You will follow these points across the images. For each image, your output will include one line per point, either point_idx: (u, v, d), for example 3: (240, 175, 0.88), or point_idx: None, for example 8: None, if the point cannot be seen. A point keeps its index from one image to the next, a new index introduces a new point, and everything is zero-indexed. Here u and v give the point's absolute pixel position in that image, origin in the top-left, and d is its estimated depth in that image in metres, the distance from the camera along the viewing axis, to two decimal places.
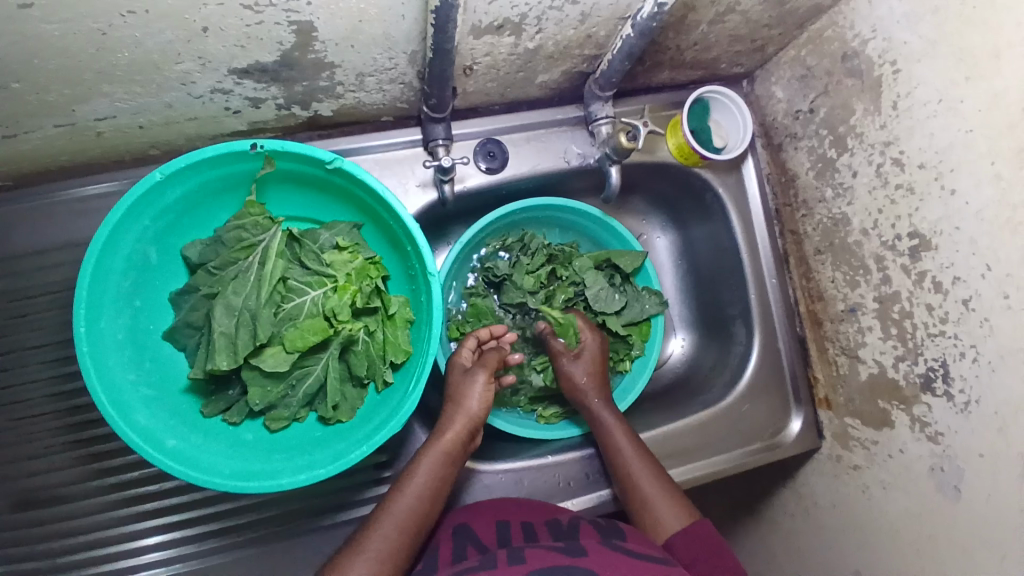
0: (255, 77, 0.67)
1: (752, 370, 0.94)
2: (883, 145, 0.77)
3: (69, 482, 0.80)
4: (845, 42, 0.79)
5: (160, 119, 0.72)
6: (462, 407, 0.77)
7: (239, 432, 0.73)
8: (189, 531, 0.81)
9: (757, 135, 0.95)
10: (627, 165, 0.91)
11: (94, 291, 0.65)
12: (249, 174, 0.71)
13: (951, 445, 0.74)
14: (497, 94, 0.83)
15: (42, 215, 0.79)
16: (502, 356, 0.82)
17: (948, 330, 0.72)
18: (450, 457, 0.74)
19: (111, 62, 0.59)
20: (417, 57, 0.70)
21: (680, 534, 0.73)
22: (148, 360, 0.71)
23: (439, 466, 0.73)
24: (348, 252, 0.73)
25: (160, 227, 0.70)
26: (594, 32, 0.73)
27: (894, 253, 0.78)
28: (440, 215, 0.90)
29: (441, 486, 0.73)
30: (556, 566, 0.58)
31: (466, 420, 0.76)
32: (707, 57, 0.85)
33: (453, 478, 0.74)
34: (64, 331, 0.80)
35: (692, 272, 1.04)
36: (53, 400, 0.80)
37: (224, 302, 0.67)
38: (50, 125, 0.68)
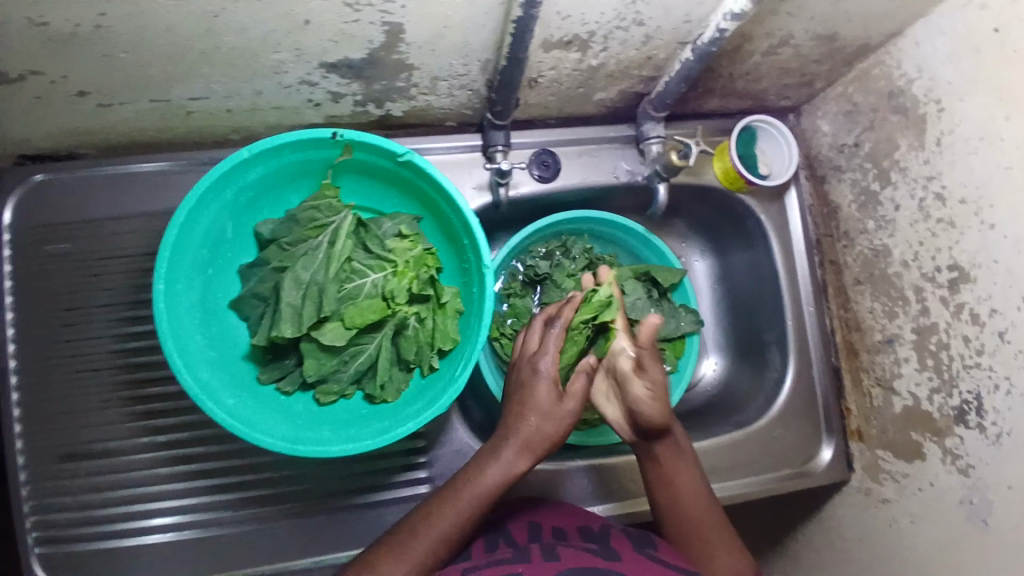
0: (341, 72, 0.73)
1: (786, 395, 0.95)
2: (926, 179, 0.79)
3: (118, 438, 0.84)
4: (891, 81, 0.82)
5: (248, 105, 0.78)
6: (533, 427, 0.69)
7: (290, 402, 0.77)
8: (229, 496, 0.84)
9: (801, 166, 0.98)
10: (674, 185, 0.95)
11: (175, 255, 0.71)
12: (325, 161, 0.77)
13: (981, 478, 0.74)
14: (555, 108, 0.88)
15: (125, 185, 0.85)
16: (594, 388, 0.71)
17: (983, 362, 0.74)
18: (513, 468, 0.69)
19: (215, 44, 0.66)
20: (488, 66, 0.76)
21: None
22: (214, 326, 0.76)
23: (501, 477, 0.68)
24: (409, 241, 0.78)
25: (239, 203, 0.76)
26: (654, 54, 0.78)
27: (933, 285, 0.79)
28: (491, 219, 0.95)
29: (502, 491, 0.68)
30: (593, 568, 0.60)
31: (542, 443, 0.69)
32: (757, 88, 0.89)
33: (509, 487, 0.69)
34: (132, 294, 0.86)
35: (729, 297, 1.06)
36: (117, 358, 0.85)
37: (293, 275, 0.73)
38: (147, 100, 0.75)
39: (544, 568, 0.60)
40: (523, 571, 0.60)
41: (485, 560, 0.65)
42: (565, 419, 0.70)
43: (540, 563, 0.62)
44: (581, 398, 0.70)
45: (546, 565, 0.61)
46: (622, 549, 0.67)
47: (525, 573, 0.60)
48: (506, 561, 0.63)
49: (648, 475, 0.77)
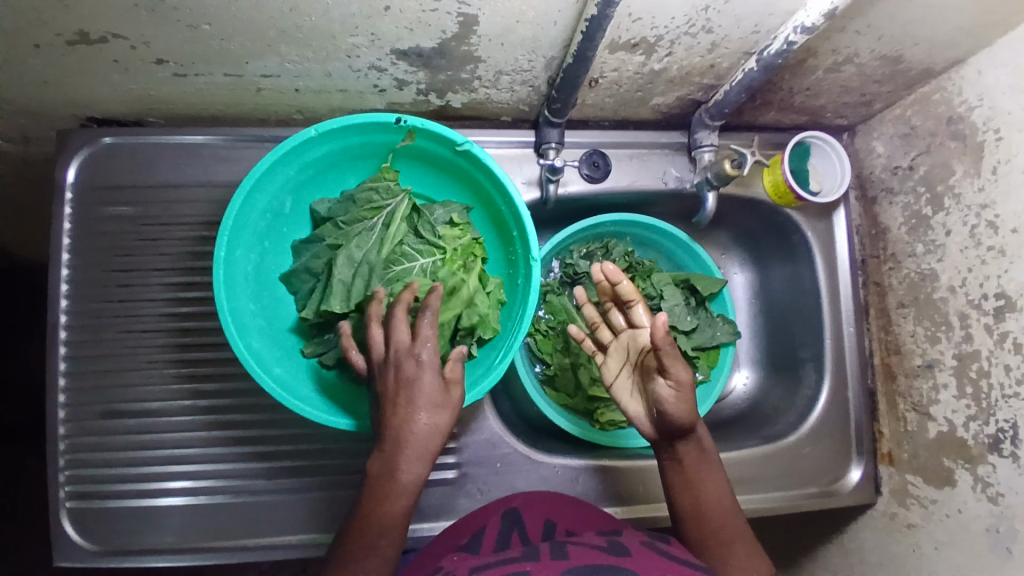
0: (410, 60, 0.75)
1: (819, 413, 0.95)
2: (980, 207, 0.79)
3: (162, 398, 0.87)
4: (952, 107, 0.82)
5: (315, 85, 0.80)
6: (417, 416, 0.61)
7: (330, 377, 0.79)
8: (263, 464, 0.86)
9: (851, 186, 0.98)
10: (722, 195, 0.95)
11: (236, 225, 0.73)
12: (386, 145, 0.79)
13: (1010, 507, 0.74)
14: (611, 110, 0.89)
15: (188, 155, 0.88)
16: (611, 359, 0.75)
17: (1023, 392, 0.73)
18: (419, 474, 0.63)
19: (296, 24, 0.68)
20: (553, 63, 0.77)
21: None
22: (266, 297, 0.78)
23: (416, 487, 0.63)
24: (459, 230, 0.80)
25: (300, 179, 0.78)
26: (717, 63, 0.78)
27: (978, 312, 0.79)
28: (538, 215, 0.96)
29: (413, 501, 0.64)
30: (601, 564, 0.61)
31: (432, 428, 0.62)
32: (814, 104, 0.90)
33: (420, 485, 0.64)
34: (187, 261, 0.88)
35: (766, 312, 1.06)
36: (166, 321, 0.87)
37: (347, 253, 0.74)
38: (221, 74, 0.77)
39: (552, 566, 0.61)
40: (532, 569, 0.61)
41: (499, 558, 0.67)
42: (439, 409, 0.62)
43: (549, 561, 0.62)
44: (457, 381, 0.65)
45: (555, 564, 0.61)
46: (634, 544, 0.68)
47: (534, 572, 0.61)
48: (516, 560, 0.64)
49: (673, 479, 0.77)
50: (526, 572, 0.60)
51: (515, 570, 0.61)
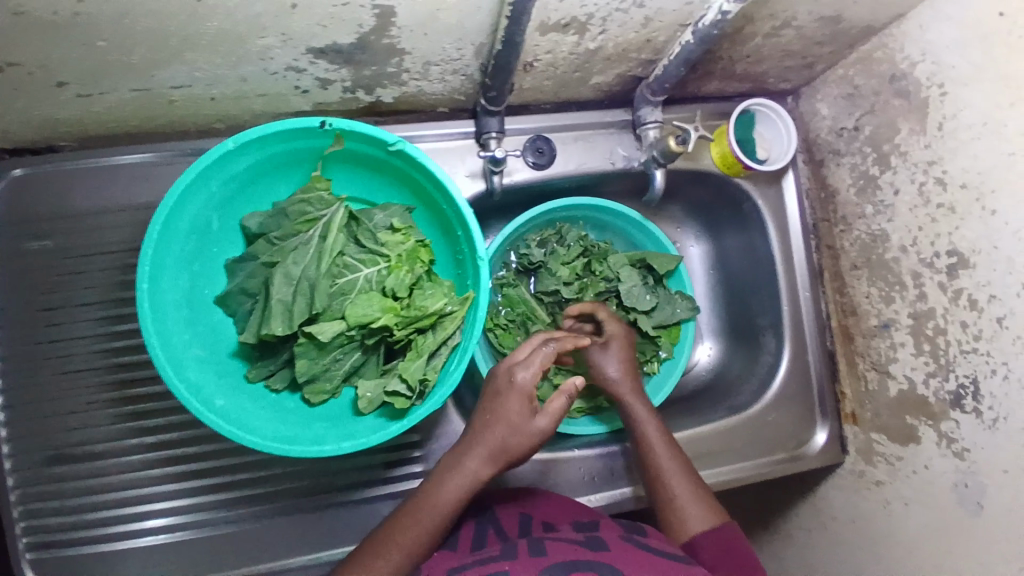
0: (329, 58, 0.70)
1: (781, 381, 0.95)
2: (927, 164, 0.79)
3: (108, 438, 0.82)
4: (893, 64, 0.81)
5: (232, 92, 0.75)
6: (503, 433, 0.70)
7: (281, 400, 0.76)
8: (222, 495, 0.83)
9: (799, 150, 0.97)
10: (671, 170, 0.93)
11: (159, 253, 0.68)
12: (315, 150, 0.74)
13: (975, 461, 0.75)
14: (551, 93, 0.86)
15: (103, 177, 0.82)
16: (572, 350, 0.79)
17: (981, 347, 0.74)
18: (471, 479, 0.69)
19: (199, 30, 0.62)
20: (483, 49, 0.73)
21: (704, 535, 0.72)
22: (201, 323, 0.74)
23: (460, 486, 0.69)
24: (401, 234, 0.76)
25: (224, 195, 0.73)
26: (654, 37, 0.76)
27: (932, 270, 0.79)
28: (486, 206, 0.93)
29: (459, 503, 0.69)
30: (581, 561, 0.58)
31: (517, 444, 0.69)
32: (757, 70, 0.87)
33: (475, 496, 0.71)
34: (117, 291, 0.83)
35: (723, 282, 1.06)
36: (101, 358, 0.82)
37: (284, 270, 0.70)
38: (127, 89, 0.71)
39: (531, 565, 0.58)
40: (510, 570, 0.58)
41: (475, 557, 0.63)
42: (534, 435, 0.70)
43: (527, 559, 0.59)
44: (559, 413, 0.71)
45: (533, 562, 0.58)
46: (613, 538, 0.67)
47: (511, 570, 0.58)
48: (494, 558, 0.61)
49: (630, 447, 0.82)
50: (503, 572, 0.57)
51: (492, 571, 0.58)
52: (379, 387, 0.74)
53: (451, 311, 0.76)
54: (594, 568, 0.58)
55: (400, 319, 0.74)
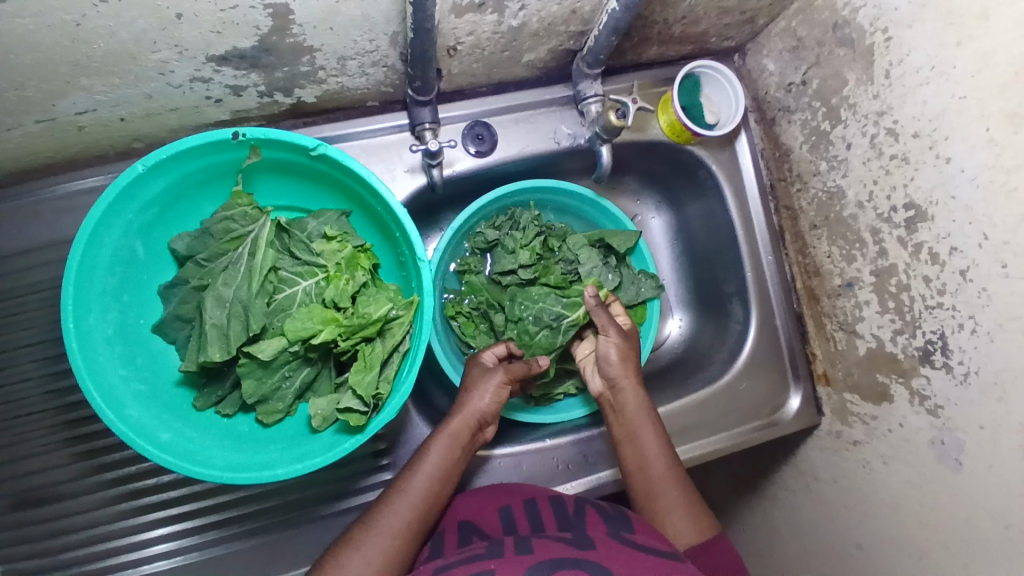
0: (234, 64, 0.66)
1: (750, 348, 0.94)
2: (876, 115, 0.75)
3: (66, 480, 0.78)
4: (836, 11, 0.77)
5: (142, 111, 0.70)
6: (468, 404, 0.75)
7: (234, 424, 0.73)
8: (189, 524, 0.79)
9: (749, 109, 0.94)
10: (618, 144, 0.90)
11: (81, 287, 0.65)
12: (234, 163, 0.70)
13: (951, 417, 0.73)
14: (483, 75, 0.82)
15: (27, 213, 0.78)
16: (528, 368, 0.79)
17: (945, 301, 0.71)
18: (458, 441, 0.73)
19: (86, 54, 0.58)
20: (398, 38, 0.69)
21: (698, 549, 0.69)
22: (140, 356, 0.71)
23: (447, 449, 0.72)
24: (337, 242, 0.73)
25: (146, 220, 0.70)
26: (579, 7, 0.72)
27: (890, 225, 0.77)
28: (430, 201, 0.89)
29: (450, 469, 0.71)
30: (566, 559, 0.55)
31: (474, 413, 0.74)
32: (696, 31, 0.84)
33: (461, 465, 0.73)
34: (55, 329, 0.79)
35: (688, 252, 1.03)
36: (49, 398, 0.78)
37: (214, 293, 0.67)
38: (31, 122, 0.67)
39: (517, 564, 0.55)
40: (496, 569, 0.55)
41: (458, 556, 0.60)
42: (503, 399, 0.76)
43: (513, 557, 0.57)
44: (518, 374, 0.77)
45: (519, 560, 0.56)
46: (599, 536, 0.63)
47: (496, 570, 0.55)
48: (478, 557, 0.59)
49: (617, 433, 0.80)
50: (488, 572, 0.55)
51: (476, 571, 0.55)
52: (331, 404, 0.71)
53: (397, 315, 0.73)
54: (583, 566, 0.55)
55: (344, 330, 0.70)
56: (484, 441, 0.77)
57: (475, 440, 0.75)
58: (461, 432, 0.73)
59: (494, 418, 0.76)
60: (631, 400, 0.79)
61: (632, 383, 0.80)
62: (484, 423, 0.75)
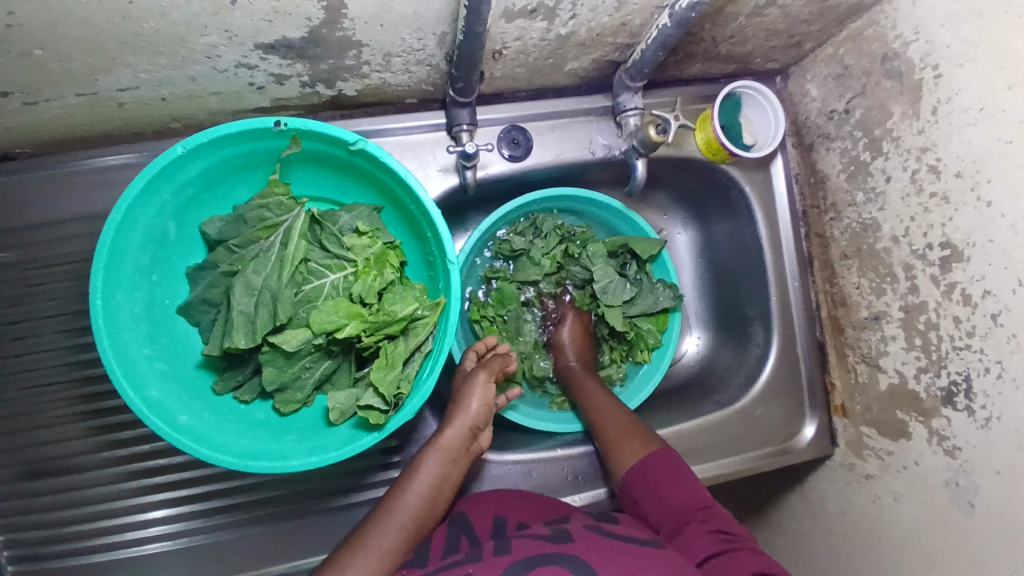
0: (281, 53, 0.66)
1: (769, 373, 0.93)
2: (920, 151, 0.74)
3: (79, 453, 0.78)
4: (886, 43, 0.76)
5: (183, 92, 0.70)
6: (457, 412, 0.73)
7: (251, 411, 0.74)
8: (197, 506, 0.79)
9: (788, 133, 0.93)
10: (653, 158, 0.89)
11: (112, 264, 0.65)
12: (273, 151, 0.70)
13: (968, 460, 0.73)
14: (524, 80, 0.81)
15: (58, 185, 0.78)
16: (504, 365, 0.79)
17: (974, 344, 0.71)
18: (452, 454, 0.71)
19: (135, 32, 0.58)
20: (446, 39, 0.69)
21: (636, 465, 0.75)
22: (164, 336, 0.71)
23: (440, 463, 0.70)
24: (368, 237, 0.73)
25: (180, 202, 0.70)
26: (629, 20, 0.71)
27: (923, 262, 0.76)
28: (461, 201, 0.88)
29: (443, 484, 0.70)
30: (541, 557, 0.55)
31: (466, 420, 0.73)
32: (741, 51, 0.83)
33: (454, 477, 0.72)
34: (80, 302, 0.79)
35: (712, 270, 1.03)
36: (68, 370, 0.78)
37: (244, 280, 0.67)
38: (72, 94, 0.67)
39: (495, 566, 0.55)
40: (473, 572, 0.55)
41: (441, 564, 0.60)
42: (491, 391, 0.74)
43: (492, 558, 0.57)
44: (496, 372, 0.77)
45: (498, 561, 0.56)
46: (577, 528, 0.63)
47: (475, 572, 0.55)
48: (457, 563, 0.58)
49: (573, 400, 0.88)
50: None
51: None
52: (351, 399, 0.71)
53: (422, 316, 0.72)
54: (558, 561, 0.55)
55: (368, 326, 0.70)
56: (479, 453, 0.75)
57: (471, 451, 0.74)
58: (453, 444, 0.71)
59: (486, 426, 0.75)
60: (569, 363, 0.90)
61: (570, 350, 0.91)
62: (478, 431, 0.74)
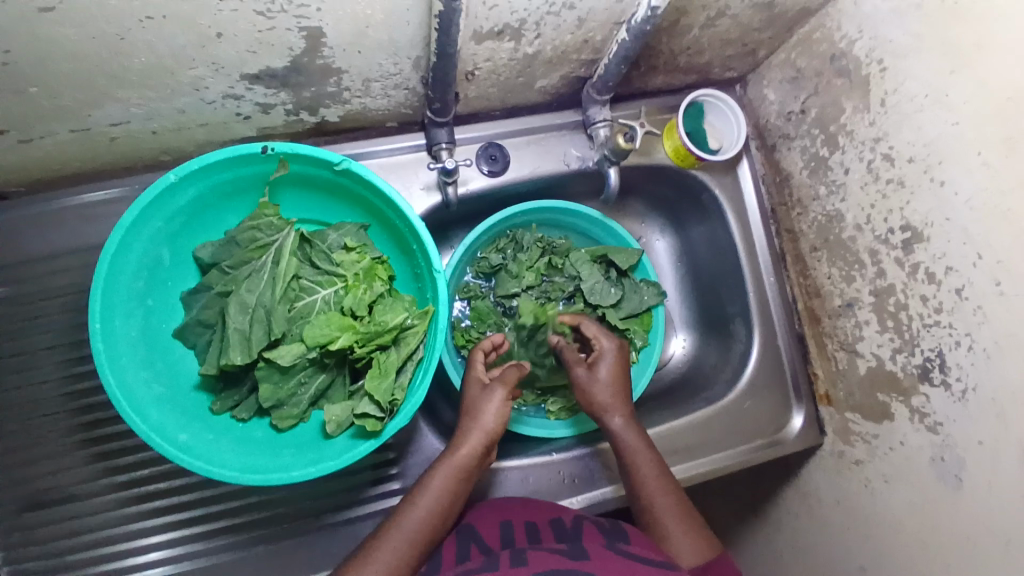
0: (265, 82, 0.70)
1: (753, 367, 0.96)
2: (873, 141, 0.79)
3: (78, 481, 0.79)
4: (833, 44, 0.81)
5: (173, 124, 0.74)
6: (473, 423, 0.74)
7: (249, 429, 0.75)
8: (197, 529, 0.80)
9: (752, 137, 0.98)
10: (625, 167, 0.94)
11: (110, 289, 0.68)
12: (261, 176, 0.74)
13: (950, 434, 0.75)
14: (498, 100, 0.86)
15: (53, 220, 0.81)
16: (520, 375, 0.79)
17: (943, 319, 0.74)
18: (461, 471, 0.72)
19: (127, 66, 0.62)
20: (420, 62, 0.73)
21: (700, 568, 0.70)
22: (161, 359, 0.73)
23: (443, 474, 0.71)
24: (356, 253, 0.76)
25: (173, 228, 0.73)
26: (591, 37, 0.76)
27: (887, 246, 0.80)
28: (444, 217, 0.92)
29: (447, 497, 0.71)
30: (561, 570, 0.56)
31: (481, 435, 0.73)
32: (700, 61, 0.88)
33: (464, 492, 0.73)
34: (75, 332, 0.81)
35: (692, 273, 1.06)
36: (65, 401, 0.80)
37: (238, 299, 0.70)
38: (66, 130, 0.71)
39: None
40: None
41: (454, 573, 0.61)
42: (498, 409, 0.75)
43: (509, 569, 0.58)
44: (513, 385, 0.77)
45: (515, 572, 0.57)
46: (595, 548, 0.64)
47: None
48: (472, 572, 0.59)
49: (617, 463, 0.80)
50: None
51: None
52: (346, 411, 0.73)
53: (411, 325, 0.75)
54: None
55: (360, 337, 0.72)
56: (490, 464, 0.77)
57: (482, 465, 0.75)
58: (465, 462, 0.72)
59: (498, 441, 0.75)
60: (623, 427, 0.79)
61: (621, 408, 0.80)
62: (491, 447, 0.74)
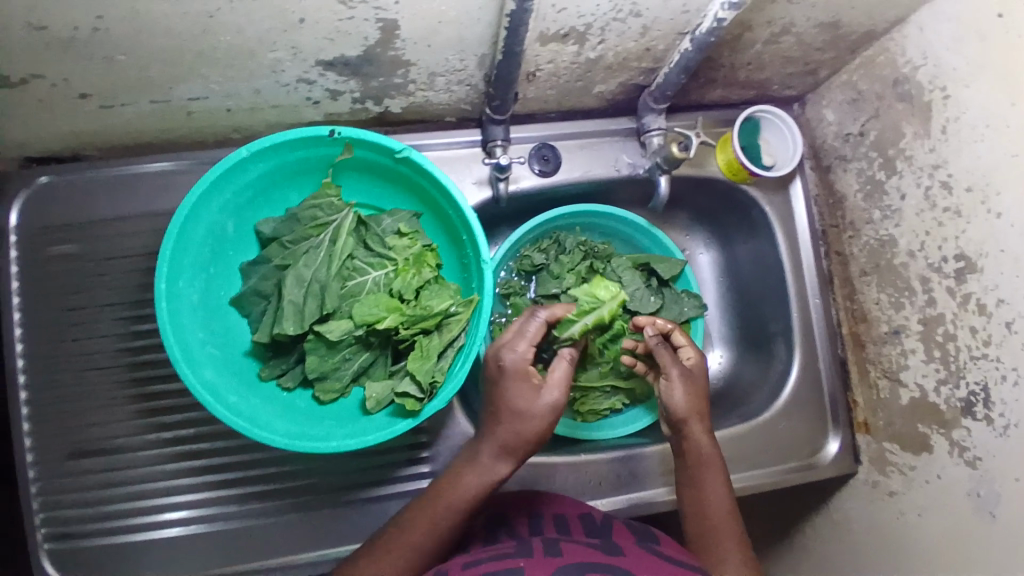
0: (338, 70, 0.73)
1: (791, 387, 0.94)
2: (932, 168, 0.78)
3: (126, 434, 0.84)
4: (896, 68, 0.81)
5: (247, 104, 0.78)
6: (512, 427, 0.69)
7: (293, 398, 0.78)
8: (233, 491, 0.83)
9: (807, 156, 0.98)
10: (676, 177, 0.94)
11: (176, 253, 0.72)
12: (326, 158, 0.77)
13: (989, 470, 0.73)
14: (555, 102, 0.88)
15: (127, 186, 0.86)
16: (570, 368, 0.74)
17: (991, 353, 0.72)
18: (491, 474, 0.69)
19: (212, 44, 0.66)
20: (485, 60, 0.76)
21: None
22: (217, 324, 0.77)
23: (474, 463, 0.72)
24: (408, 238, 0.78)
25: (240, 201, 0.77)
26: (653, 46, 0.78)
27: (940, 275, 0.78)
28: (493, 213, 0.94)
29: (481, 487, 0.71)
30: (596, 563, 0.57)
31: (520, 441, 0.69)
32: (759, 78, 0.88)
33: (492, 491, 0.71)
34: (137, 293, 0.85)
35: (734, 289, 1.06)
36: (121, 356, 0.85)
37: (296, 273, 0.73)
38: (147, 101, 0.75)
39: (546, 564, 0.57)
40: (525, 566, 0.57)
41: (487, 555, 0.63)
42: (547, 409, 0.70)
43: (543, 557, 0.59)
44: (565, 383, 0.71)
45: (550, 561, 0.58)
46: (628, 546, 0.65)
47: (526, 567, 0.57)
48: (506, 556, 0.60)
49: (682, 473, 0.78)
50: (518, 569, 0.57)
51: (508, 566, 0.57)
52: (387, 389, 0.75)
53: (456, 312, 0.77)
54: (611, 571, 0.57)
55: (406, 320, 0.75)
56: None
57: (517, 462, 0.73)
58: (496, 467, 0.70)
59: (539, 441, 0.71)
60: (701, 443, 0.77)
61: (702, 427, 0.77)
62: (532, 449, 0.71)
